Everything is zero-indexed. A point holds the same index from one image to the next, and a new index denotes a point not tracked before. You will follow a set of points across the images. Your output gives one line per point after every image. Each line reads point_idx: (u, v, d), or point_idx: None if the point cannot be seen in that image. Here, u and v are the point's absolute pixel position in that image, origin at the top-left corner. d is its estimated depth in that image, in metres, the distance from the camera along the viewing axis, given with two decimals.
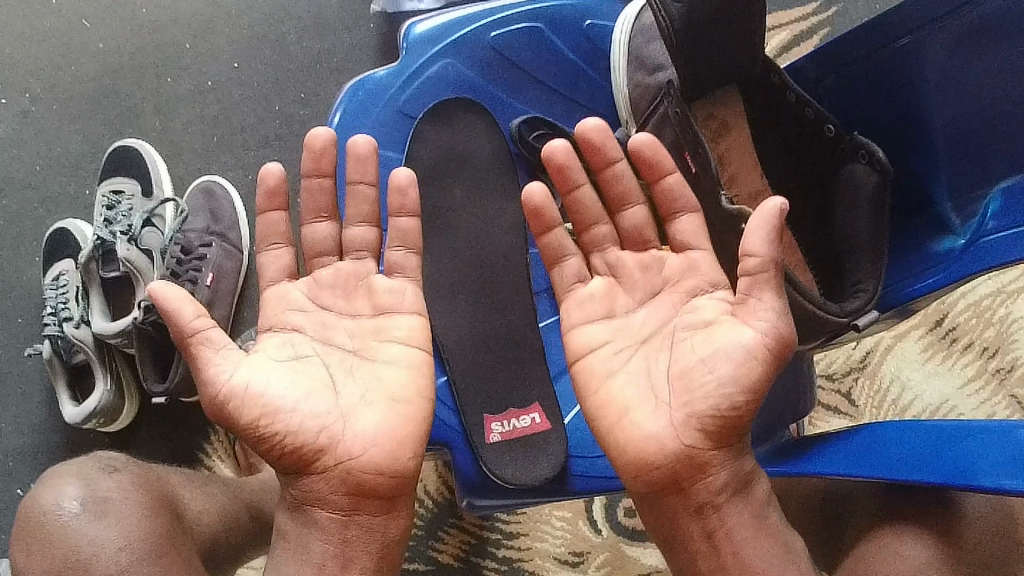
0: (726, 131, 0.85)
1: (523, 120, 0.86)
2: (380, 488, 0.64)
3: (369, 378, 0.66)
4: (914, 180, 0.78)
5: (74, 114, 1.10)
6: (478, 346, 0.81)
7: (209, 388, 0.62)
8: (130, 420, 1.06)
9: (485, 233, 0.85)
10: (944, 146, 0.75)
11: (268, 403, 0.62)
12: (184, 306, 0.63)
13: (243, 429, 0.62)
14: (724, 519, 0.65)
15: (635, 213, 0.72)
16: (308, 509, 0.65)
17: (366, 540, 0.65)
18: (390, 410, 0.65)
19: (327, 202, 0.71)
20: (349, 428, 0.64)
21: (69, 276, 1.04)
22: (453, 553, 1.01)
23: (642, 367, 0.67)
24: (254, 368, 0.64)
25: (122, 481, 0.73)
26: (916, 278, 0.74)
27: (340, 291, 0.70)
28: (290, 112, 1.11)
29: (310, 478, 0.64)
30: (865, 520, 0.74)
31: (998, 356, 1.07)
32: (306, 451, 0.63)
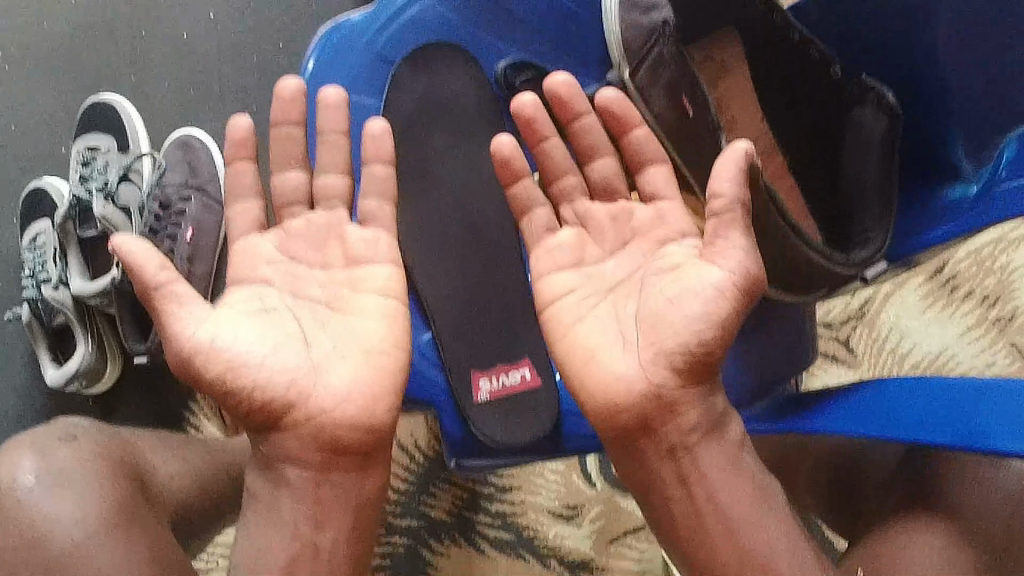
0: (725, 74, 0.79)
1: (509, 63, 0.83)
2: (353, 446, 0.62)
3: (343, 331, 0.63)
4: (923, 123, 0.74)
5: (47, 69, 1.06)
6: (463, 301, 0.77)
7: (174, 343, 0.58)
8: (111, 384, 1.03)
9: (470, 183, 0.82)
10: (954, 88, 0.71)
11: (234, 357, 0.58)
12: (149, 260, 0.58)
13: (207, 384, 0.59)
14: (697, 464, 0.63)
15: (603, 165, 0.70)
16: (280, 468, 0.61)
17: (339, 497, 0.62)
18: (365, 365, 0.62)
19: (298, 150, 0.67)
20: (320, 382, 0.61)
21: (46, 236, 1.00)
22: (446, 509, 0.99)
23: (610, 313, 0.63)
24: (221, 321, 0.59)
25: (79, 449, 0.70)
26: (930, 227, 0.72)
27: (311, 241, 0.66)
28: (269, 63, 1.08)
29: (281, 435, 0.61)
30: (890, 501, 0.71)
31: (999, 305, 1.04)
32: (274, 407, 0.59)
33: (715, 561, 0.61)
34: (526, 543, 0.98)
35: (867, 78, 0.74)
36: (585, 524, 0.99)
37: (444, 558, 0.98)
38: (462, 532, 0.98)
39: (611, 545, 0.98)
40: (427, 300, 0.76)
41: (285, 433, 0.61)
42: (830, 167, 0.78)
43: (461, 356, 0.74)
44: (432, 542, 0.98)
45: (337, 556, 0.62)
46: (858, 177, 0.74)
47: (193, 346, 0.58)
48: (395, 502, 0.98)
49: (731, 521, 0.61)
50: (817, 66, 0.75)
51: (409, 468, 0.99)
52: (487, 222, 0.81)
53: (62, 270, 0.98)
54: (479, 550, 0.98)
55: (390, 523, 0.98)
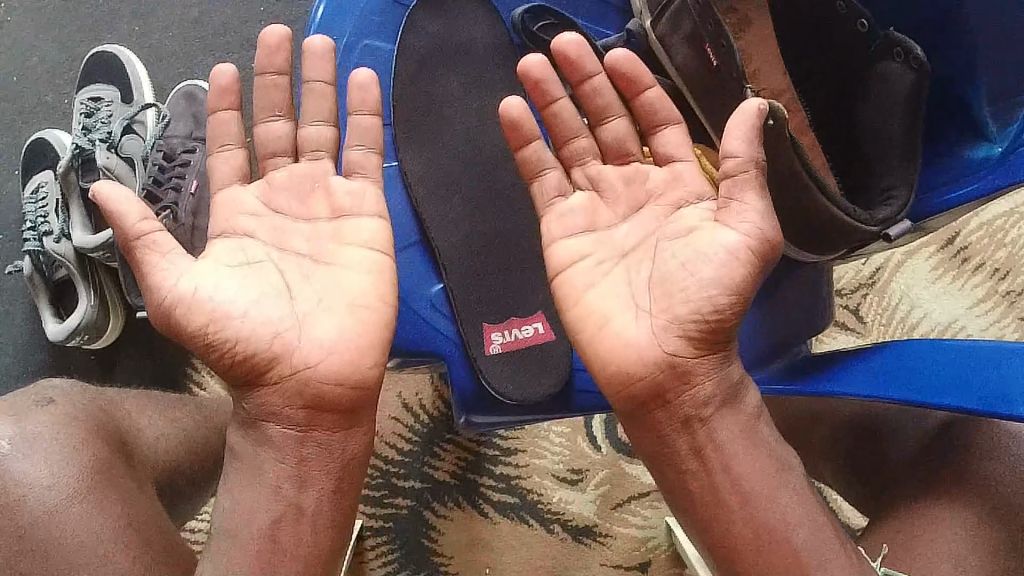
0: (748, 25, 0.78)
1: (526, 9, 0.79)
2: (339, 402, 0.59)
3: (327, 284, 0.61)
4: (945, 90, 0.72)
5: (49, 18, 1.04)
6: (473, 253, 0.74)
7: (155, 293, 0.59)
8: (114, 338, 1.00)
9: (477, 128, 0.78)
10: (980, 57, 0.68)
11: (217, 308, 0.58)
12: (129, 208, 0.59)
13: (189, 337, 0.58)
14: (714, 435, 0.60)
15: (616, 126, 0.66)
16: (263, 426, 0.60)
17: (324, 460, 0.60)
18: (349, 319, 0.61)
19: (282, 98, 0.65)
20: (303, 336, 0.59)
21: (49, 188, 0.98)
22: (450, 470, 0.97)
23: (623, 279, 0.62)
24: (202, 273, 0.59)
25: (55, 414, 0.68)
26: (951, 185, 0.70)
27: (295, 193, 0.64)
28: (274, 13, 1.05)
29: (263, 391, 0.59)
30: (914, 479, 0.70)
31: (1009, 279, 1.03)
32: (257, 360, 0.58)
33: (731, 534, 0.59)
34: (529, 506, 0.97)
35: (893, 30, 0.71)
36: (589, 489, 0.97)
37: (446, 521, 0.96)
38: (465, 494, 0.97)
39: (615, 511, 0.97)
40: (440, 252, 0.74)
41: (269, 389, 0.59)
42: (847, 128, 0.75)
43: (469, 310, 0.72)
44: (434, 505, 0.97)
45: (322, 518, 0.59)
46: (886, 130, 0.71)
47: (172, 296, 0.58)
48: (396, 464, 0.97)
49: (745, 491, 0.59)
50: (842, 23, 0.74)
51: (413, 428, 0.98)
52: (497, 168, 0.77)
53: (65, 222, 0.97)
54: (482, 513, 0.96)
55: (392, 485, 0.97)
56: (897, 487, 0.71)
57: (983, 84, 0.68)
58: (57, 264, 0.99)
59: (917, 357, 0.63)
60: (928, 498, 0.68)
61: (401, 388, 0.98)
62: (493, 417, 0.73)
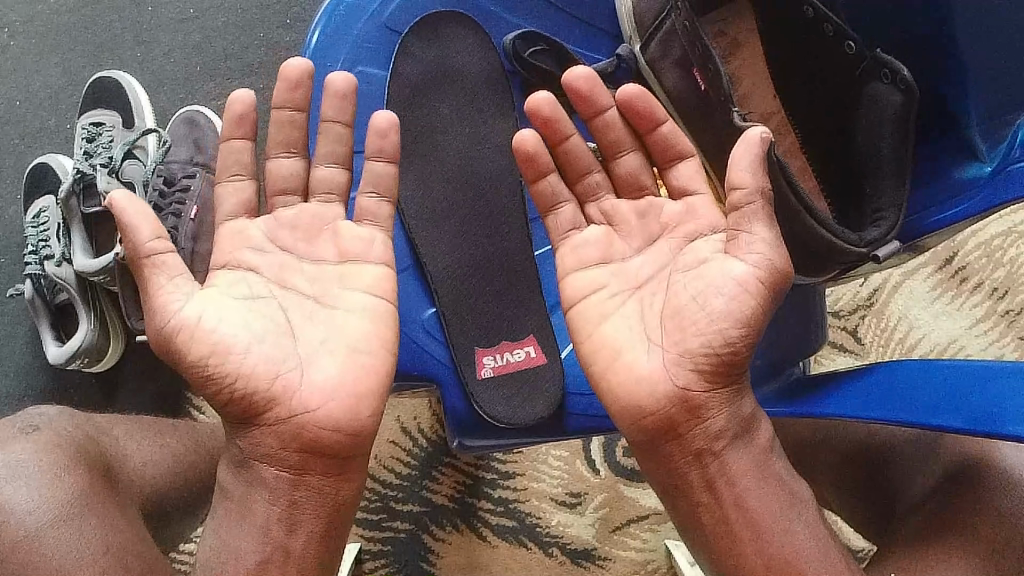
0: (739, 47, 0.81)
1: (517, 34, 0.79)
2: (334, 446, 0.60)
3: (327, 325, 0.62)
4: (941, 120, 0.72)
5: (53, 45, 1.05)
6: (468, 278, 0.75)
7: (157, 316, 0.59)
8: (113, 362, 1.01)
9: (474, 154, 0.79)
10: (976, 86, 0.68)
11: (220, 340, 0.58)
12: (143, 224, 0.59)
13: (190, 364, 0.58)
14: (725, 469, 0.60)
15: (629, 160, 0.67)
16: (256, 467, 0.60)
17: (315, 503, 0.60)
18: (350, 362, 0.61)
19: (298, 137, 0.65)
20: (304, 378, 0.60)
21: (51, 212, 0.99)
22: (448, 494, 0.97)
23: (636, 311, 0.62)
24: (207, 301, 0.60)
25: (39, 442, 0.69)
26: (940, 209, 0.69)
27: (302, 233, 0.65)
28: (275, 39, 1.06)
29: (258, 430, 0.60)
30: (916, 520, 0.69)
31: (1008, 298, 1.03)
32: (254, 399, 0.59)
33: (742, 567, 0.59)
34: (528, 529, 0.97)
35: (880, 51, 0.71)
36: (588, 512, 0.97)
37: (446, 545, 0.96)
38: (464, 518, 0.97)
39: (614, 535, 0.97)
40: (434, 277, 0.74)
41: (267, 429, 0.59)
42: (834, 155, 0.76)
43: (461, 334, 0.73)
44: (432, 529, 0.97)
45: (307, 560, 0.61)
46: (876, 147, 0.71)
47: (178, 321, 0.58)
48: (396, 488, 0.97)
49: (759, 527, 0.59)
50: (832, 46, 0.74)
51: (410, 452, 0.98)
52: (493, 194, 0.78)
53: (65, 246, 0.97)
54: (482, 536, 0.97)
55: (391, 509, 0.97)
56: (898, 516, 0.71)
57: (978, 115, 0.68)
58: (58, 288, 0.99)
59: (910, 381, 0.63)
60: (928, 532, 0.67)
61: (399, 411, 0.98)
62: (487, 441, 0.73)
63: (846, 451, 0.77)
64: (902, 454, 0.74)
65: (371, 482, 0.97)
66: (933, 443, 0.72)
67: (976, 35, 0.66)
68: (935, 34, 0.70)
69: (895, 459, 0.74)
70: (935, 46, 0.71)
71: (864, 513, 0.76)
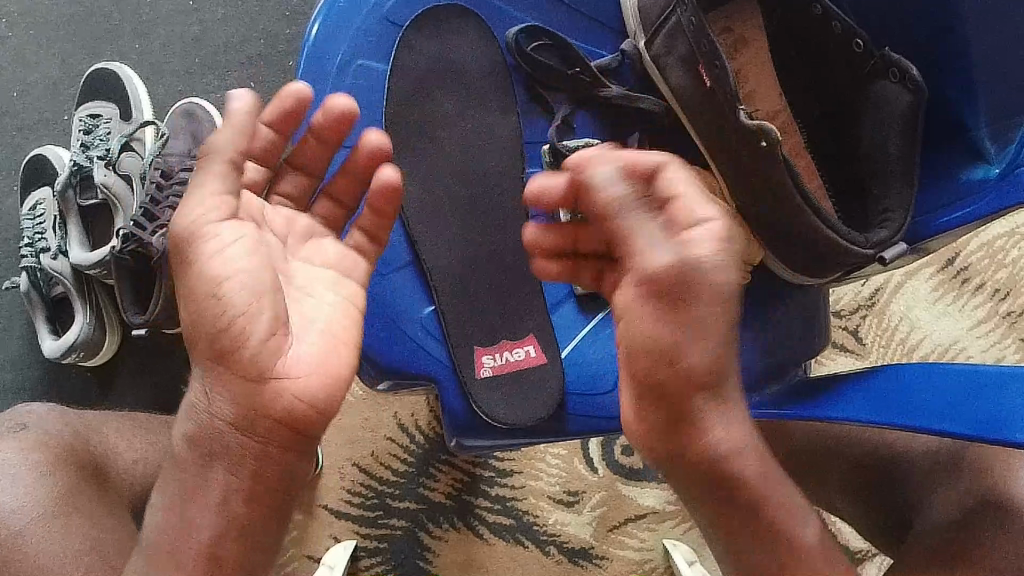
0: (745, 45, 0.78)
1: (521, 29, 0.78)
2: (306, 423, 0.55)
3: (314, 314, 0.59)
4: (950, 120, 0.71)
5: (51, 36, 1.04)
6: (469, 272, 0.73)
7: (186, 214, 0.54)
8: (110, 356, 0.99)
9: (474, 147, 0.76)
10: (985, 87, 0.67)
11: (229, 269, 0.54)
12: (243, 127, 0.55)
13: (190, 303, 0.54)
14: (732, 500, 0.51)
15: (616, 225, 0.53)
16: (205, 434, 0.55)
17: (270, 476, 0.56)
18: (333, 348, 0.58)
19: (318, 156, 0.65)
20: (286, 355, 0.56)
21: (46, 206, 0.98)
22: (445, 491, 0.96)
23: None
24: (234, 224, 0.55)
25: (30, 439, 0.67)
26: (946, 210, 0.68)
27: (294, 236, 0.62)
28: (275, 32, 1.05)
29: (222, 391, 0.54)
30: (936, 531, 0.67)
31: (1010, 299, 1.03)
32: (230, 347, 0.54)
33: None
34: (526, 528, 0.96)
35: (888, 51, 0.70)
36: (586, 511, 0.97)
37: (441, 543, 0.95)
38: (460, 516, 0.96)
39: (612, 533, 0.96)
40: (434, 275, 0.72)
41: (244, 384, 0.54)
42: (839, 160, 0.75)
43: (460, 330, 0.71)
44: (429, 527, 0.95)
45: (255, 539, 0.57)
46: (881, 149, 0.70)
47: (218, 231, 0.55)
48: (393, 485, 0.96)
49: None
50: (839, 43, 0.73)
51: (408, 449, 0.97)
52: (500, 185, 0.76)
53: (62, 239, 0.96)
54: (479, 534, 0.96)
55: (388, 506, 0.96)
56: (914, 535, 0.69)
57: (986, 116, 0.67)
58: (54, 281, 0.97)
59: (913, 383, 0.62)
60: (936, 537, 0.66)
61: (396, 407, 0.97)
62: (485, 441, 0.72)
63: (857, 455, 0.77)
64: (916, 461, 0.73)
65: (368, 478, 0.96)
66: None
67: (985, 38, 0.66)
68: (944, 34, 0.69)
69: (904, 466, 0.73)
70: (942, 47, 0.70)
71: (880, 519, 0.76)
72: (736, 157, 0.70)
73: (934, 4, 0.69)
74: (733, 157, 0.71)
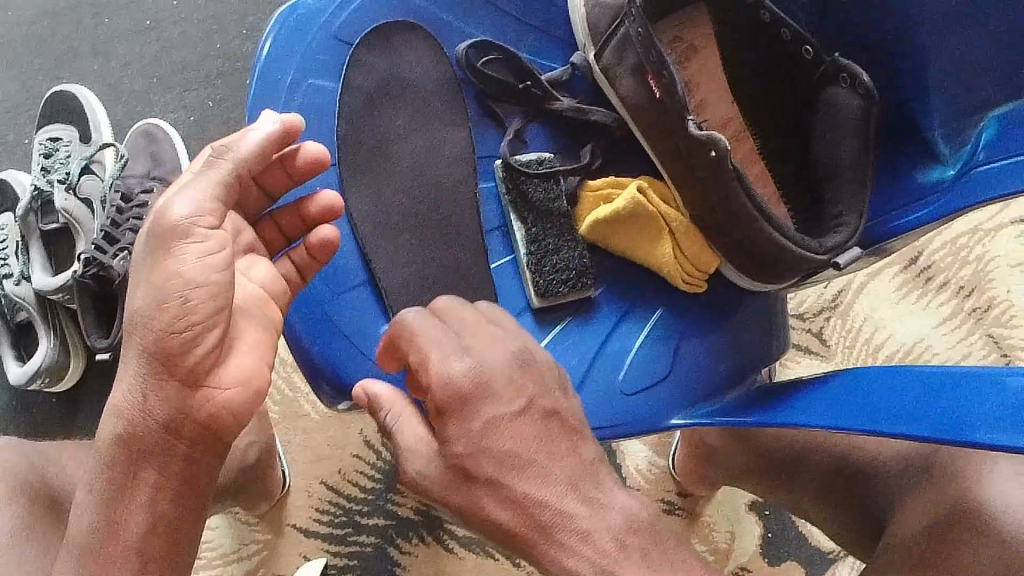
0: (694, 53, 0.78)
1: (471, 44, 0.77)
2: (227, 428, 0.55)
3: (248, 330, 0.58)
4: (906, 121, 0.71)
5: (10, 59, 1.03)
6: (423, 292, 0.73)
7: (168, 211, 0.53)
8: (76, 380, 0.98)
9: (428, 164, 0.76)
10: (936, 90, 0.67)
11: (193, 279, 0.53)
12: (257, 144, 0.57)
13: (146, 288, 0.52)
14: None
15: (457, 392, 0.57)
16: (129, 435, 0.53)
17: (182, 472, 0.55)
18: (261, 364, 0.57)
19: (279, 181, 0.65)
20: (218, 364, 0.55)
21: (8, 231, 0.97)
22: (414, 506, 0.96)
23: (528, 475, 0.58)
24: (211, 232, 0.54)
25: None
26: (902, 213, 0.69)
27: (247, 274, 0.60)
28: (233, 50, 1.05)
29: (150, 395, 0.53)
30: (909, 532, 0.66)
31: (975, 295, 1.04)
32: (175, 357, 0.52)
33: None
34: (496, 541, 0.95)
35: (838, 56, 0.70)
36: None
37: (411, 558, 0.95)
38: (429, 529, 0.95)
39: None
40: (389, 294, 0.72)
41: (179, 389, 0.53)
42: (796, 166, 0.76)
43: None
44: (399, 542, 0.95)
45: (176, 536, 0.56)
46: (833, 155, 0.70)
47: (199, 234, 0.53)
48: (361, 501, 0.96)
49: None
50: (790, 49, 0.73)
51: (376, 465, 0.96)
52: (453, 201, 0.76)
53: (25, 264, 0.95)
54: (448, 548, 0.95)
55: (357, 523, 0.95)
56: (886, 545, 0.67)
57: (938, 118, 0.68)
58: (18, 307, 0.97)
59: (874, 392, 0.61)
60: (897, 540, 0.66)
61: (362, 424, 0.97)
62: None
63: (833, 465, 0.77)
64: (882, 468, 0.73)
65: (336, 496, 0.96)
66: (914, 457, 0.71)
67: (935, 40, 0.66)
68: (894, 39, 0.69)
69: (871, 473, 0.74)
70: (893, 51, 0.70)
71: (852, 524, 0.75)
72: (691, 166, 0.70)
73: (885, 8, 0.69)
74: (688, 165, 0.71)
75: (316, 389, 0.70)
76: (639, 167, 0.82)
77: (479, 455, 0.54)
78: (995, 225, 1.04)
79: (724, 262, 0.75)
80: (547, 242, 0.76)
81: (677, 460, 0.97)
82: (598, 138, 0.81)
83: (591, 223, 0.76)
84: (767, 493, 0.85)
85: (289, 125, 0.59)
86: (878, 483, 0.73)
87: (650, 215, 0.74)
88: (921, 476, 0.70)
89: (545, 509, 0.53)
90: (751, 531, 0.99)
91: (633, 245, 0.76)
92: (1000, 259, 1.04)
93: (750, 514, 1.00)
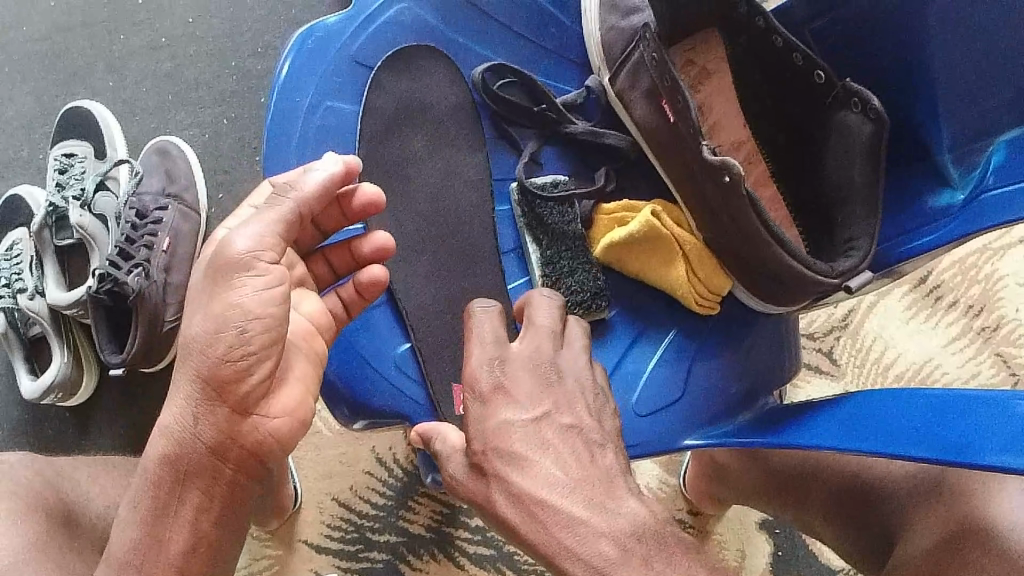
0: (708, 77, 0.80)
1: (486, 68, 0.78)
2: (271, 454, 0.58)
3: (298, 361, 0.60)
4: (918, 144, 0.71)
5: (26, 75, 1.04)
6: (441, 313, 0.74)
7: (229, 247, 0.54)
8: (88, 395, 0.99)
9: (445, 185, 0.77)
10: (946, 111, 0.68)
11: (233, 306, 0.53)
12: (316, 182, 0.58)
13: (204, 318, 0.54)
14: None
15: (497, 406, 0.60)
16: (178, 456, 0.56)
17: (225, 494, 0.58)
18: (306, 395, 0.59)
19: (333, 220, 0.66)
20: (269, 395, 0.57)
21: (23, 246, 0.98)
22: (424, 522, 0.96)
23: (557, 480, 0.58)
24: (264, 264, 0.54)
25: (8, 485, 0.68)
26: (914, 237, 0.69)
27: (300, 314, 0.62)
28: (247, 68, 1.06)
29: (200, 422, 0.55)
30: (918, 551, 0.66)
31: (984, 315, 1.04)
32: (228, 384, 0.54)
33: None
34: (506, 557, 0.96)
35: (851, 81, 0.70)
36: None
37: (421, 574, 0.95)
38: (440, 546, 0.96)
39: None
40: (407, 312, 0.72)
41: (228, 415, 0.55)
42: (807, 189, 0.76)
43: (435, 365, 0.72)
44: (409, 558, 0.96)
45: (211, 550, 0.59)
46: (847, 180, 0.71)
47: (260, 268, 0.54)
48: (372, 518, 0.96)
49: None
50: (802, 73, 0.73)
51: (387, 482, 0.97)
52: (472, 222, 0.77)
53: (39, 279, 0.96)
54: (460, 565, 0.96)
55: (368, 539, 0.96)
56: (896, 563, 0.67)
57: (948, 139, 0.68)
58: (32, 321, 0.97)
59: (887, 414, 0.61)
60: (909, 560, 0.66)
61: (374, 442, 0.97)
62: None
63: (847, 485, 0.77)
64: (895, 485, 0.73)
65: (346, 512, 0.96)
66: (925, 477, 0.71)
67: (948, 64, 0.67)
68: (906, 62, 0.70)
69: (884, 492, 0.74)
70: (905, 76, 0.71)
71: (861, 544, 0.76)
72: (706, 190, 0.71)
73: (897, 31, 0.70)
74: (701, 186, 0.71)
75: (333, 409, 0.71)
76: (650, 187, 0.82)
77: (490, 453, 0.55)
78: (1005, 245, 1.05)
79: (735, 284, 0.76)
80: (563, 264, 0.77)
81: (687, 478, 0.98)
82: (612, 160, 0.82)
83: (607, 245, 0.76)
84: (777, 512, 0.86)
85: (348, 167, 0.60)
86: (890, 500, 0.73)
87: (662, 237, 0.74)
88: (933, 494, 0.70)
89: (546, 509, 0.52)
90: (761, 549, 1.00)
91: (647, 268, 0.77)
92: (1010, 279, 1.04)
93: (759, 532, 1.00)
